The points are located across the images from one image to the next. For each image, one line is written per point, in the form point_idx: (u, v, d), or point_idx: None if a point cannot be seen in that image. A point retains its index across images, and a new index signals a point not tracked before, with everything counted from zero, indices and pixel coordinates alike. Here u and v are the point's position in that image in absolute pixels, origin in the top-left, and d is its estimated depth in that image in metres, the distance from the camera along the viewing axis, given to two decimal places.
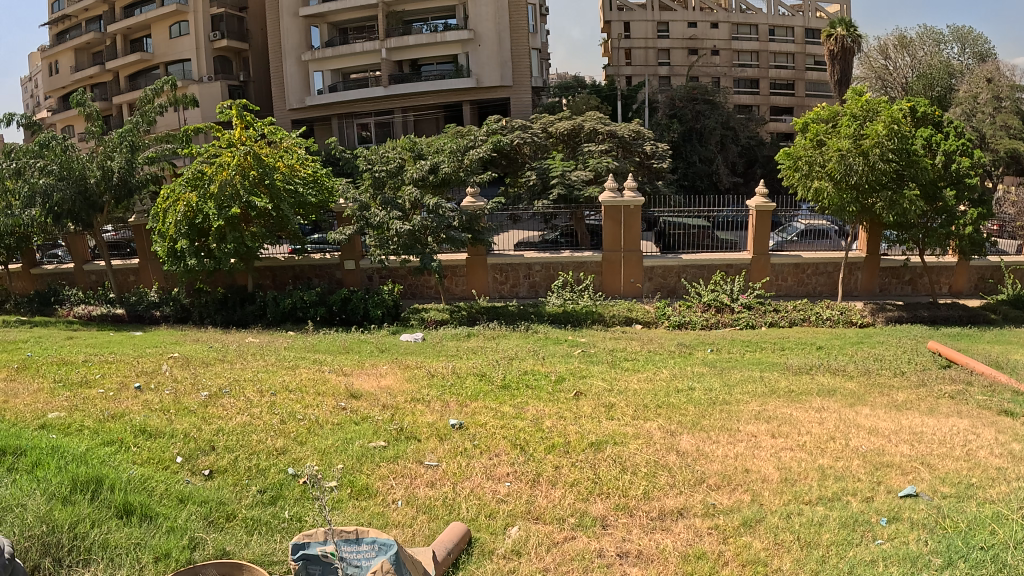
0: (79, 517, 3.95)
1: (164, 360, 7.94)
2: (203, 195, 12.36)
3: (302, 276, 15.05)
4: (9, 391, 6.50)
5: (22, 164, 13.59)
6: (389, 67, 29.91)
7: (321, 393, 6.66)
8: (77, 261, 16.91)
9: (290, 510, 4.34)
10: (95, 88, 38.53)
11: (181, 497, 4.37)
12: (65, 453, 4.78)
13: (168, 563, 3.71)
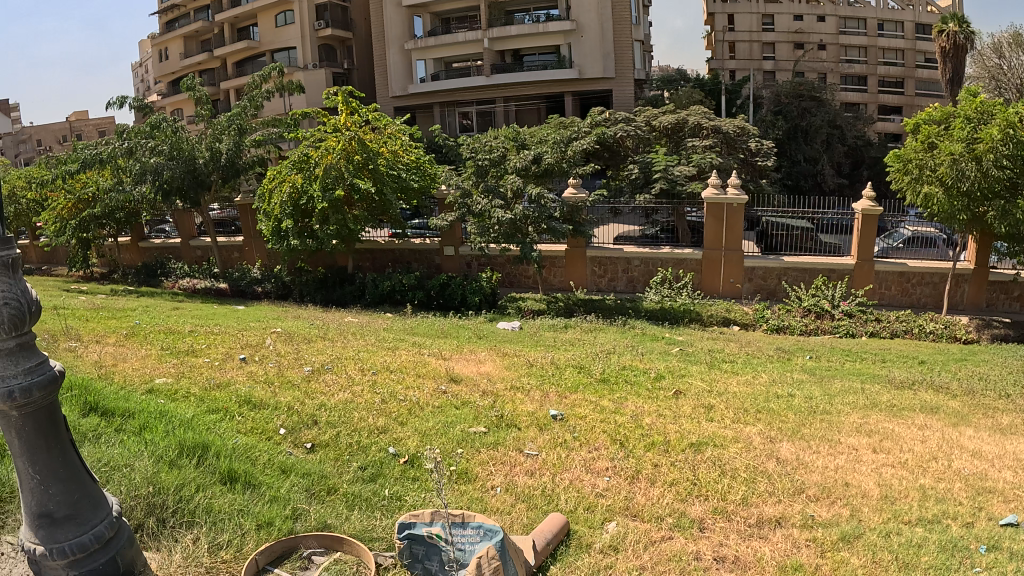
0: (185, 480, 4.09)
1: (267, 334, 8.21)
2: (309, 177, 12.78)
3: (401, 261, 15.38)
4: (121, 355, 6.85)
5: (134, 144, 14.34)
6: (492, 57, 30.11)
7: (421, 374, 6.75)
8: (184, 237, 17.74)
9: (390, 489, 4.38)
10: (203, 74, 40.36)
11: (284, 468, 4.49)
12: (173, 418, 4.98)
13: (271, 531, 3.81)
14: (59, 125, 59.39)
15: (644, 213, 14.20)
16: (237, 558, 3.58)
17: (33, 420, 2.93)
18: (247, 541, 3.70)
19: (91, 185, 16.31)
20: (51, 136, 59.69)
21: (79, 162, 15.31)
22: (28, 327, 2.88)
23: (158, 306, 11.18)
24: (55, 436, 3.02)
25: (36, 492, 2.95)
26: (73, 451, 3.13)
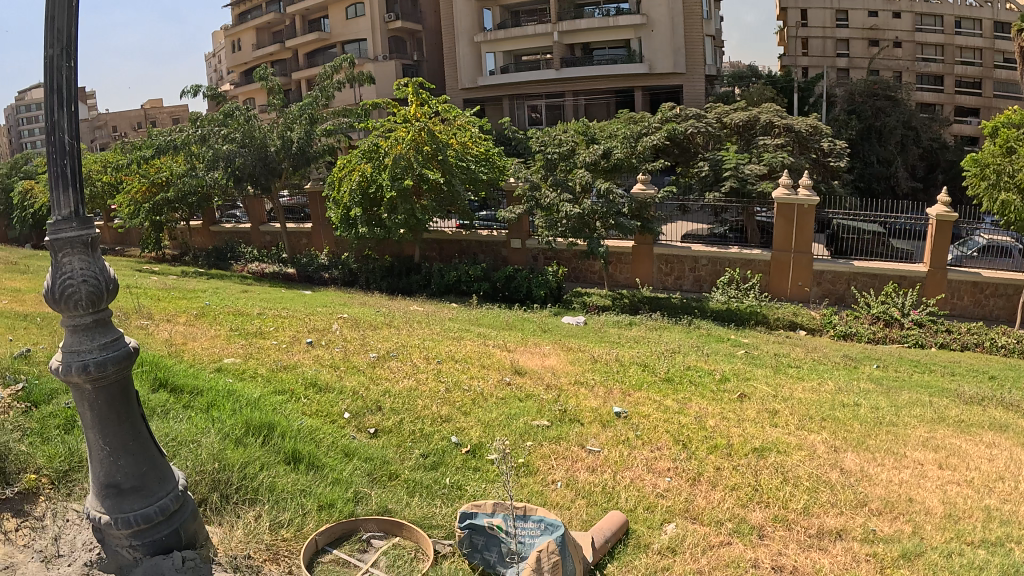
0: (251, 458, 4.20)
1: (334, 319, 8.39)
2: (378, 167, 13.19)
3: (467, 252, 15.50)
4: (193, 334, 7.09)
5: (207, 132, 14.92)
6: (562, 50, 30.04)
7: (485, 365, 6.82)
8: (254, 223, 18.26)
9: (451, 478, 4.43)
10: (274, 64, 41.34)
11: (347, 451, 4.58)
12: (241, 397, 5.13)
13: (332, 512, 3.88)
14: (135, 112, 61.70)
15: (713, 211, 14.09)
16: (297, 537, 3.66)
17: (106, 393, 3.03)
18: (308, 521, 3.78)
19: (166, 171, 16.94)
20: (127, 122, 62.05)
21: (156, 148, 15.90)
22: (105, 304, 3.00)
23: (227, 288, 11.57)
24: (127, 410, 3.13)
25: (105, 464, 3.06)
26: (144, 425, 3.24)
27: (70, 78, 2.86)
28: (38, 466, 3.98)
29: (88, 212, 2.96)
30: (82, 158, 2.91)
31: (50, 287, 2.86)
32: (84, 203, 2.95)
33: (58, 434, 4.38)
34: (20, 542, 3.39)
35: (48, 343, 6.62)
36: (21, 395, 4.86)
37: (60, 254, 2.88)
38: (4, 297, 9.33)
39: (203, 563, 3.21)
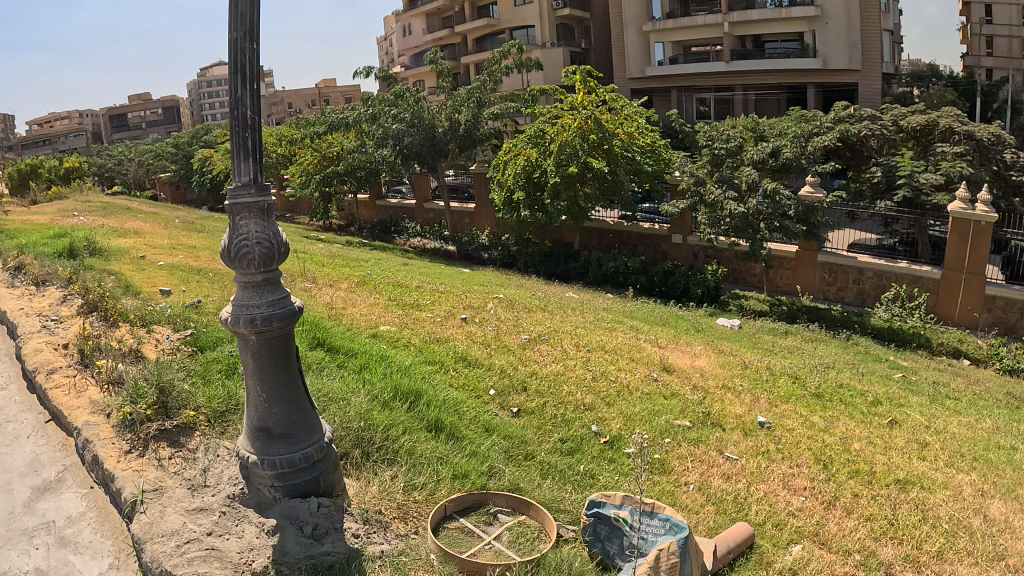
0: (394, 422, 4.45)
1: (488, 298, 8.83)
2: (543, 152, 14.17)
3: (628, 244, 15.90)
4: (354, 300, 7.58)
5: (378, 111, 16.16)
6: (733, 42, 28.85)
7: (633, 359, 6.94)
8: (420, 200, 19.42)
9: (585, 466, 4.61)
10: (444, 49, 42.69)
11: (488, 427, 4.84)
12: (392, 363, 5.47)
13: (466, 482, 4.05)
14: (310, 90, 66.48)
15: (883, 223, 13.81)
16: (427, 501, 3.84)
17: (268, 346, 3.29)
18: (440, 487, 3.96)
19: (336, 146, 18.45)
20: (302, 100, 67.01)
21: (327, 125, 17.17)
22: (276, 266, 3.29)
23: (388, 260, 12.35)
24: (285, 364, 3.38)
25: (260, 410, 3.35)
26: (299, 378, 3.49)
27: (251, 59, 3.19)
28: (197, 405, 4.35)
29: (266, 180, 3.25)
30: (261, 131, 3.23)
31: (228, 246, 3.18)
32: (263, 172, 3.25)
33: (218, 377, 4.82)
34: (172, 469, 3.81)
35: (218, 296, 7.31)
36: (191, 340, 5.41)
37: (239, 217, 3.19)
38: (185, 253, 10.41)
39: (336, 512, 3.48)
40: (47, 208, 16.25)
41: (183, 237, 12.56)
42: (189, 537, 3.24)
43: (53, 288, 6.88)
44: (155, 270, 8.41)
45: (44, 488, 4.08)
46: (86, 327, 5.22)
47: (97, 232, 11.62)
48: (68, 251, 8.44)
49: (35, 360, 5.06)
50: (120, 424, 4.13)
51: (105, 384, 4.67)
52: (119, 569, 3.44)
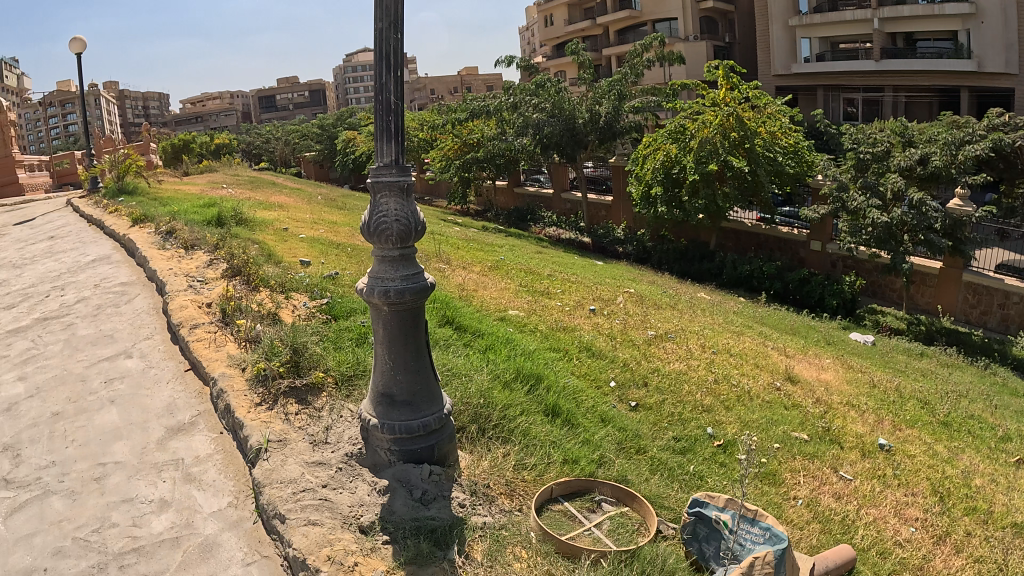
0: (514, 402, 4.70)
1: (618, 292, 9.53)
2: (684, 148, 14.76)
3: (764, 246, 16.00)
4: (490, 284, 8.37)
5: (519, 100, 18.36)
6: (882, 39, 27.00)
7: (758, 365, 7.28)
8: (557, 189, 21.09)
9: (695, 466, 4.88)
10: (586, 40, 42.07)
11: (604, 417, 5.17)
12: (516, 346, 5.83)
13: (575, 467, 4.23)
14: (452, 78, 70.00)
15: None
16: (535, 481, 3.98)
17: (399, 316, 3.50)
18: (549, 470, 4.10)
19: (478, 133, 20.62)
20: (442, 86, 70.48)
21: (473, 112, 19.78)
22: (412, 243, 3.50)
23: (524, 248, 13.32)
24: (413, 336, 3.59)
25: (385, 377, 3.59)
26: (426, 351, 3.69)
27: (395, 47, 3.40)
28: (326, 366, 4.63)
29: (406, 162, 3.45)
30: (403, 114, 3.44)
31: (369, 221, 3.43)
32: (404, 154, 3.46)
33: (349, 345, 5.10)
34: (297, 423, 4.11)
35: (352, 269, 7.76)
36: (325, 308, 5.77)
37: (381, 196, 3.42)
38: (325, 228, 11.10)
39: (446, 480, 3.67)
40: (200, 179, 17.79)
41: (323, 213, 13.41)
42: (305, 486, 3.54)
43: (200, 252, 7.50)
44: (297, 242, 9.02)
45: (178, 428, 4.53)
46: (228, 289, 5.71)
47: (244, 204, 12.60)
48: (216, 220, 9.14)
49: (181, 316, 5.59)
50: (253, 378, 4.51)
51: (242, 341, 5.10)
52: (237, 507, 3.79)
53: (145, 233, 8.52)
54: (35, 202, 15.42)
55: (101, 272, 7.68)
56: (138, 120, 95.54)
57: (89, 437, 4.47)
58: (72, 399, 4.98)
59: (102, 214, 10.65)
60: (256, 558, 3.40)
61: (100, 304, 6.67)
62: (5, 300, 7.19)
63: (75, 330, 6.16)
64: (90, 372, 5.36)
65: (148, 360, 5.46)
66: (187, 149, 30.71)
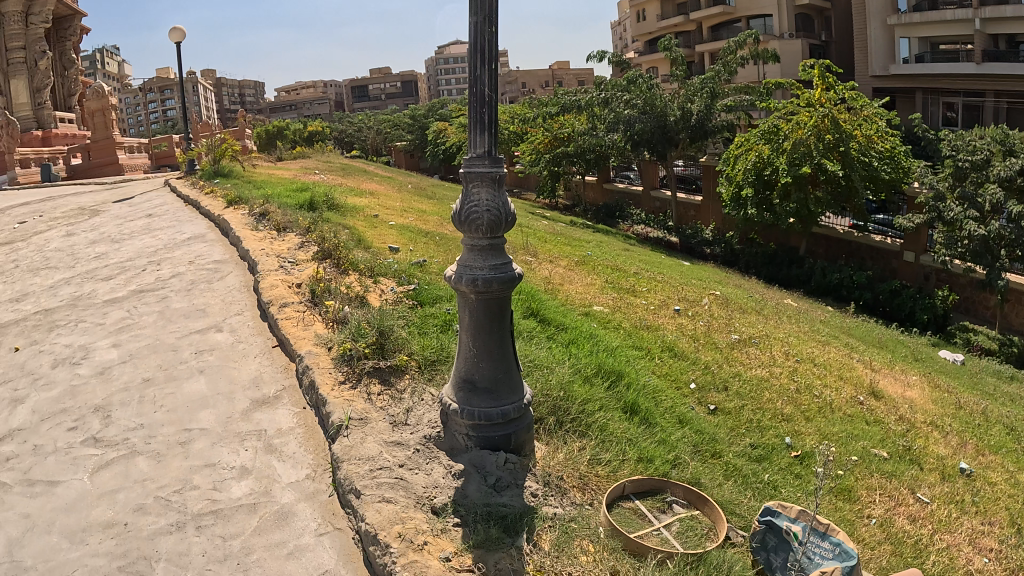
0: (593, 397, 4.78)
1: (705, 294, 9.53)
2: (777, 149, 14.36)
3: (856, 254, 15.42)
4: (576, 278, 8.63)
5: (610, 96, 18.41)
6: (983, 41, 25.55)
7: (843, 377, 7.08)
8: (647, 186, 21.16)
9: (770, 476, 4.81)
10: (679, 37, 40.76)
11: (682, 419, 5.19)
12: (598, 342, 5.98)
13: (650, 467, 4.25)
14: (543, 71, 70.92)
15: None
16: (608, 477, 4.00)
17: (486, 305, 3.61)
18: (623, 467, 4.11)
19: (568, 127, 21.02)
20: (534, 80, 71.65)
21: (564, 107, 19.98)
22: (501, 233, 3.59)
23: (611, 244, 13.44)
24: (499, 325, 3.69)
25: (468, 363, 3.71)
26: (510, 341, 3.78)
27: (489, 41, 3.46)
28: (411, 351, 4.77)
29: (498, 153, 3.52)
30: (497, 107, 3.50)
31: (460, 211, 3.55)
32: (497, 145, 3.52)
33: (433, 331, 5.23)
34: (379, 404, 4.25)
35: (439, 257, 7.92)
36: (412, 294, 5.92)
37: (472, 185, 3.52)
38: (414, 216, 11.35)
39: (521, 469, 3.74)
40: (291, 165, 18.51)
41: (412, 201, 13.73)
42: (382, 465, 3.68)
43: (292, 234, 7.81)
44: (386, 229, 9.27)
45: (263, 400, 4.74)
46: (318, 271, 5.94)
47: (337, 189, 13.07)
48: (309, 205, 9.47)
49: (272, 294, 5.85)
50: (338, 357, 4.69)
51: (329, 322, 5.31)
52: (314, 479, 3.96)
53: (239, 215, 8.92)
54: (137, 181, 16.33)
55: (195, 249, 8.09)
56: (234, 106, 99.77)
57: (178, 404, 4.76)
58: (163, 367, 5.30)
59: (198, 195, 11.20)
60: (328, 530, 3.56)
61: (194, 280, 7.03)
62: (106, 273, 7.68)
63: (169, 303, 6.53)
64: (181, 342, 5.68)
65: (237, 335, 5.74)
66: (282, 136, 32.77)
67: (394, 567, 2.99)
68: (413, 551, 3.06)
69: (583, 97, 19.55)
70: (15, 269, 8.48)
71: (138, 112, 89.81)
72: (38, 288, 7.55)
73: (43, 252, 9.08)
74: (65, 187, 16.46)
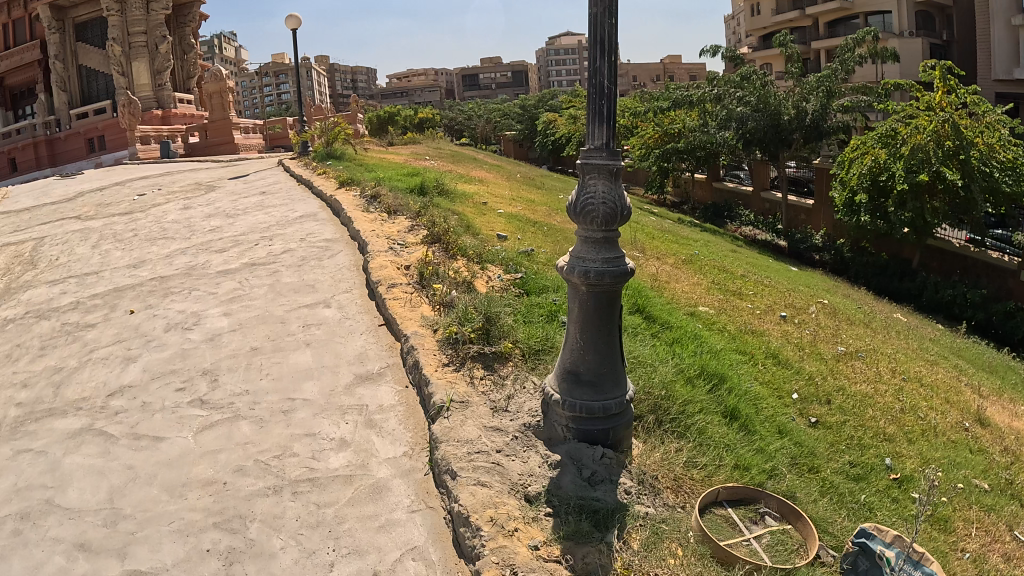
0: (694, 399, 4.72)
1: (812, 301, 9.25)
2: (893, 154, 13.72)
3: (970, 271, 14.47)
4: (683, 277, 8.60)
5: (724, 92, 18.29)
6: None
7: (951, 401, 6.68)
8: (757, 188, 20.54)
9: (865, 497, 4.56)
10: (792, 32, 39.30)
11: (781, 429, 5.03)
12: (702, 344, 5.93)
13: (746, 475, 4.13)
14: (655, 65, 72.07)
15: None
16: (702, 482, 3.89)
17: (596, 299, 3.64)
18: (719, 473, 4.00)
19: (678, 123, 20.79)
20: (646, 74, 72.03)
21: (675, 103, 19.73)
22: (616, 227, 3.57)
23: (718, 245, 13.17)
24: (608, 320, 3.71)
25: (575, 355, 3.75)
26: (617, 337, 3.79)
27: (609, 32, 3.42)
28: (516, 338, 4.80)
29: (617, 146, 3.50)
30: (616, 98, 3.46)
31: (576, 203, 3.57)
32: (616, 137, 3.50)
33: (539, 321, 5.25)
34: (481, 388, 4.32)
35: (546, 248, 7.94)
36: (519, 283, 5.97)
37: (589, 177, 3.52)
38: (523, 205, 11.49)
39: (617, 465, 3.71)
40: (402, 150, 19.04)
41: (520, 190, 13.92)
42: (480, 449, 3.73)
43: (402, 217, 8.02)
44: (494, 216, 9.37)
45: (367, 376, 4.90)
46: (427, 254, 6.09)
47: (448, 175, 13.38)
48: (420, 189, 9.72)
49: (382, 275, 6.06)
50: (443, 340, 4.79)
51: (436, 305, 5.43)
52: (410, 457, 4.03)
53: (351, 196, 9.22)
54: (251, 160, 17.13)
55: (307, 227, 8.42)
56: (348, 92, 103.78)
57: (283, 373, 4.99)
58: (271, 337, 5.56)
59: (311, 175, 11.67)
60: (421, 507, 3.62)
61: (305, 256, 7.33)
62: (221, 245, 8.11)
63: (280, 277, 6.83)
64: (290, 315, 5.94)
65: (344, 312, 5.93)
66: (393, 121, 33.64)
67: (483, 551, 3.05)
68: (502, 536, 3.11)
69: (695, 92, 19.32)
70: (137, 238, 9.09)
71: (255, 94, 94.64)
72: (157, 256, 8.08)
73: (163, 223, 9.68)
74: (186, 163, 17.49)
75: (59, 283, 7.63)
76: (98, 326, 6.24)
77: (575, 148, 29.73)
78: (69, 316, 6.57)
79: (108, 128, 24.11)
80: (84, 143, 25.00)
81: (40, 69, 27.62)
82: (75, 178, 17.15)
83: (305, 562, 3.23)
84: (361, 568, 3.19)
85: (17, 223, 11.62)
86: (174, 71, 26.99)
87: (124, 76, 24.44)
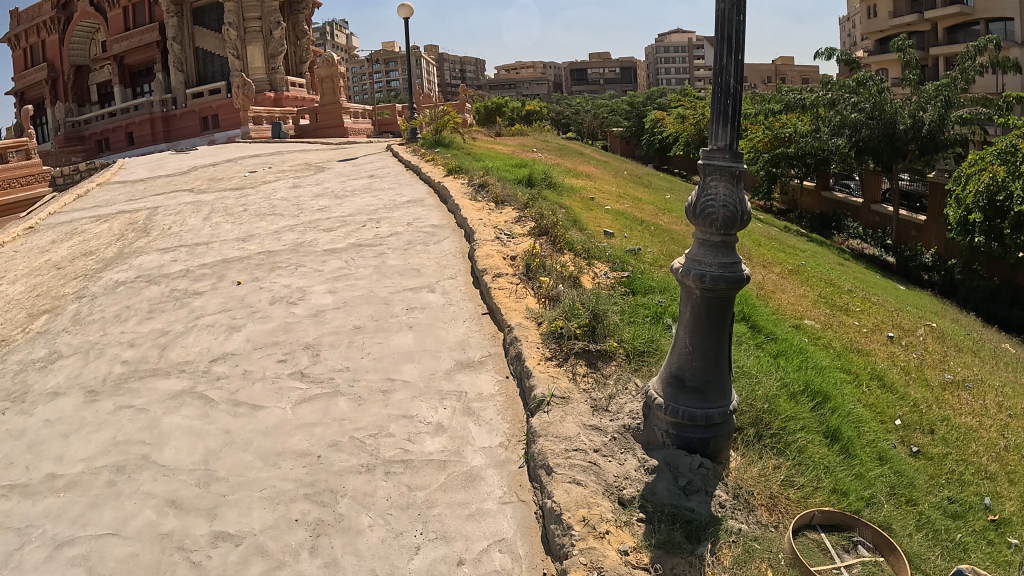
0: (797, 416, 4.52)
1: (921, 323, 8.74)
2: (1013, 172, 12.75)
3: None
4: (787, 287, 8.31)
5: (838, 97, 17.42)
6: None
7: None
8: (867, 199, 19.65)
9: (961, 536, 4.25)
10: (910, 36, 37.14)
11: (881, 456, 4.75)
12: (806, 358, 5.69)
13: (844, 501, 3.90)
14: (766, 67, 70.01)
15: None
16: (798, 502, 3.66)
17: (707, 304, 3.52)
18: (816, 495, 3.77)
19: (789, 127, 20.10)
20: (757, 75, 70.07)
21: (788, 106, 19.10)
22: (734, 232, 3.43)
23: (825, 256, 12.65)
24: (717, 326, 3.57)
25: (681, 359, 3.63)
26: (727, 345, 3.64)
27: (737, 29, 3.29)
28: (621, 338, 4.71)
29: (740, 148, 3.36)
30: (742, 99, 3.32)
31: (695, 203, 3.45)
32: (739, 140, 3.36)
33: (646, 322, 5.16)
34: (583, 385, 4.28)
35: (654, 248, 7.80)
36: (626, 282, 5.88)
37: (710, 178, 3.40)
38: (629, 202, 11.40)
39: (712, 476, 3.56)
40: (510, 142, 19.18)
41: (626, 187, 13.80)
42: (578, 446, 3.69)
43: (509, 207, 8.05)
44: (601, 212, 9.29)
45: (467, 363, 4.92)
46: (534, 246, 6.10)
47: (555, 168, 13.44)
48: (528, 180, 9.76)
49: (488, 263, 6.13)
50: (548, 333, 4.80)
51: (541, 297, 5.44)
52: (506, 448, 4.00)
53: (459, 183, 9.37)
54: (359, 143, 17.63)
55: (413, 213, 8.56)
56: (454, 82, 105.60)
57: (384, 353, 5.09)
58: (374, 318, 5.68)
59: (419, 161, 11.94)
60: (512, 499, 3.59)
61: (410, 240, 7.46)
62: (328, 225, 8.36)
63: (386, 259, 6.97)
64: (394, 298, 6.04)
65: (448, 297, 5.99)
66: (499, 111, 33.50)
67: (572, 550, 3.02)
68: (593, 537, 3.06)
69: (809, 96, 18.62)
70: (246, 213, 9.47)
71: (364, 80, 97.79)
72: (265, 231, 8.41)
73: (271, 200, 10.06)
74: (299, 144, 18.19)
75: (172, 251, 8.07)
76: (205, 293, 6.55)
77: (681, 147, 29.18)
78: (177, 283, 6.93)
79: (222, 107, 25.39)
80: (198, 122, 26.38)
81: (160, 50, 29.29)
82: (192, 153, 18.11)
83: (392, 542, 3.27)
84: (446, 554, 3.20)
85: (134, 192, 12.34)
86: (288, 56, 28.12)
87: (239, 59, 25.62)
